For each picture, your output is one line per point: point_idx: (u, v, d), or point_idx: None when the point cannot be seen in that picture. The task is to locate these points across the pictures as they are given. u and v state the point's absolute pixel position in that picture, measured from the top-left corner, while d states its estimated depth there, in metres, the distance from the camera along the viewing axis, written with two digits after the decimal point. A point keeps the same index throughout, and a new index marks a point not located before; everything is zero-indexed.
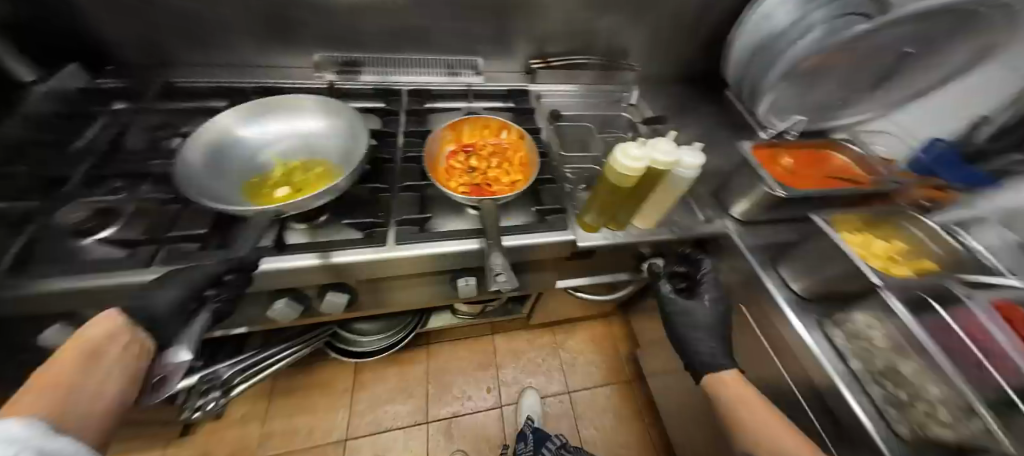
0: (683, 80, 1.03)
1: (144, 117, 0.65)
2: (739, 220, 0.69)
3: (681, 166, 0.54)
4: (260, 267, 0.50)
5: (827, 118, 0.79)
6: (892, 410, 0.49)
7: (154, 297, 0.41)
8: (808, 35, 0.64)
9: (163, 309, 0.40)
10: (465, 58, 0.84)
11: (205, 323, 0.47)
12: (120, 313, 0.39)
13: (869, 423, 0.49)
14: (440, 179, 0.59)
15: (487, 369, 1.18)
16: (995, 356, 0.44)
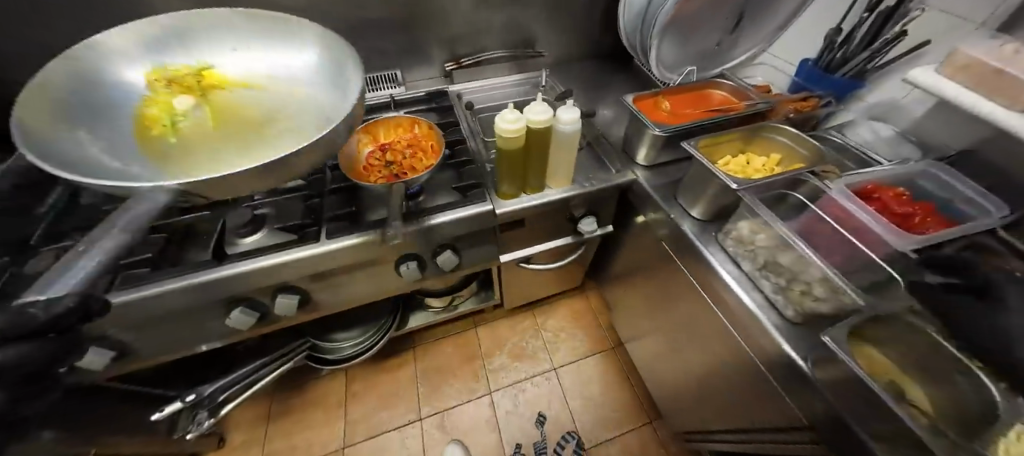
0: (594, 56, 1.11)
1: None
2: (645, 166, 0.76)
3: (561, 122, 0.62)
4: (188, 279, 0.57)
5: (715, 62, 0.88)
6: (780, 298, 0.53)
7: None
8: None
9: None
10: (384, 73, 0.93)
11: None
12: None
13: (761, 314, 0.54)
14: (360, 176, 0.66)
15: (472, 361, 1.21)
16: (861, 232, 0.46)
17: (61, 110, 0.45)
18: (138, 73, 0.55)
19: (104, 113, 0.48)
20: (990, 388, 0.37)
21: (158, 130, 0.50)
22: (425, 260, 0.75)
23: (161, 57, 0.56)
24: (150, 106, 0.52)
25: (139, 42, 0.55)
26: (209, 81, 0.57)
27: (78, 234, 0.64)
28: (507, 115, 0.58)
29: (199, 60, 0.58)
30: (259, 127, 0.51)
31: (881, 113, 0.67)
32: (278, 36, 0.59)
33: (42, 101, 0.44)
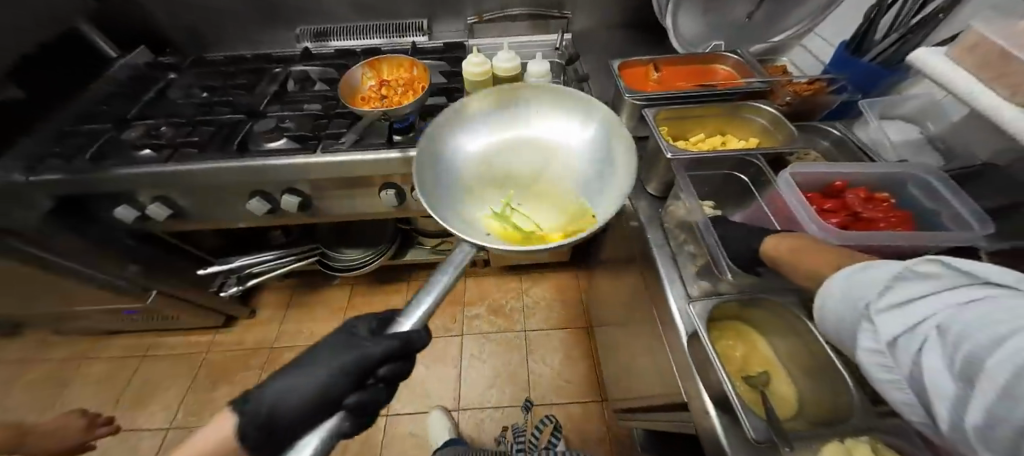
0: (625, 25, 1.06)
1: (182, 79, 0.94)
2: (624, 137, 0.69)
3: (531, 75, 0.64)
4: (210, 163, 0.73)
5: (742, 38, 0.78)
6: (687, 275, 0.48)
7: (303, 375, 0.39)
8: None
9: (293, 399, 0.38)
10: (413, 22, 1.01)
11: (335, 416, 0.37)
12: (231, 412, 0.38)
13: (667, 288, 0.48)
14: (356, 104, 0.76)
15: (455, 304, 1.32)
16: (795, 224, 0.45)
17: (434, 182, 0.46)
18: (485, 129, 0.54)
19: (461, 181, 0.48)
20: (849, 385, 0.36)
21: (509, 213, 0.46)
22: (403, 191, 0.83)
23: (492, 119, 0.55)
24: (492, 178, 0.50)
25: (485, 111, 0.55)
26: (534, 145, 0.54)
27: (159, 118, 0.84)
28: (472, 59, 0.61)
29: (521, 121, 0.55)
30: (541, 197, 0.49)
31: (914, 113, 0.56)
32: (550, 115, 0.56)
33: (422, 168, 0.46)
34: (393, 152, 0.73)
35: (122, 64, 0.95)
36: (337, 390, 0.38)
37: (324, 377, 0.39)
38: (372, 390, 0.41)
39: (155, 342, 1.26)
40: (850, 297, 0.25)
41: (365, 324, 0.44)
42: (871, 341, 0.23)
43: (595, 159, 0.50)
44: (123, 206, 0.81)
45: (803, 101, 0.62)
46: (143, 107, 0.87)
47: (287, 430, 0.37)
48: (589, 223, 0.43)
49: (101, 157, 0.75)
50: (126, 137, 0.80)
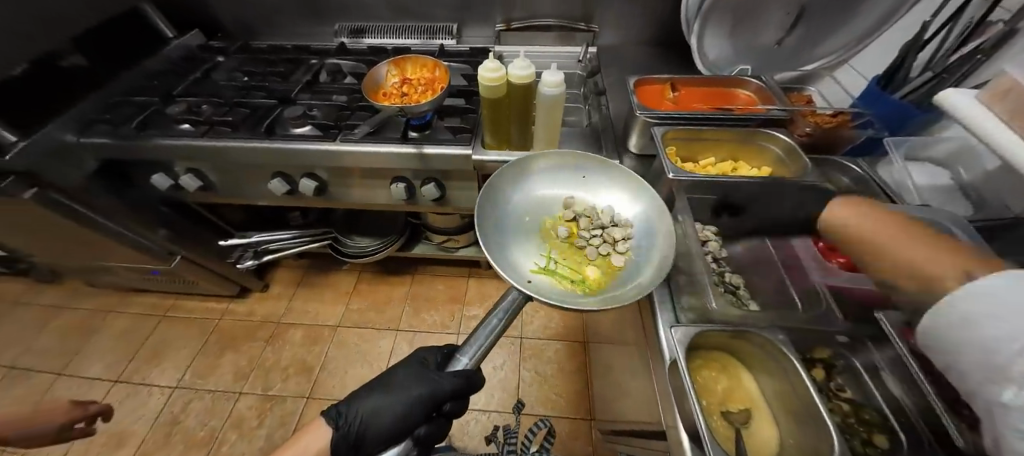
0: (652, 44, 1.05)
1: (227, 63, 1.01)
2: (635, 153, 0.68)
3: (545, 85, 0.64)
4: (238, 143, 0.78)
5: (770, 65, 0.76)
6: (678, 300, 0.47)
7: (376, 406, 0.45)
8: None
9: (376, 428, 0.44)
10: (445, 25, 1.05)
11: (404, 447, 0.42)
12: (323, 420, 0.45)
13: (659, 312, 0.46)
14: (376, 98, 0.80)
15: (455, 302, 1.33)
16: None
17: (492, 227, 0.52)
18: (542, 184, 0.60)
19: (513, 232, 0.54)
20: (829, 433, 0.33)
21: (552, 265, 0.51)
22: (413, 185, 0.85)
23: (551, 176, 0.61)
24: (541, 228, 0.56)
25: (546, 166, 0.60)
26: (581, 203, 0.58)
27: (199, 97, 0.90)
28: (489, 65, 0.63)
29: (575, 181, 0.60)
30: (586, 258, 0.52)
31: (947, 155, 0.53)
32: (599, 180, 0.59)
33: (482, 214, 0.52)
34: (407, 149, 0.76)
35: (175, 43, 1.02)
36: (414, 420, 0.45)
37: (405, 404, 0.45)
38: (437, 422, 0.49)
39: (175, 304, 1.34)
40: (1021, 315, 0.19)
41: (432, 358, 0.51)
42: (1020, 381, 0.18)
43: (640, 229, 0.53)
44: (160, 174, 0.87)
45: (825, 132, 0.59)
46: (188, 86, 0.93)
47: (369, 450, 0.44)
48: (623, 291, 0.46)
49: (145, 129, 0.81)
50: (169, 112, 0.86)
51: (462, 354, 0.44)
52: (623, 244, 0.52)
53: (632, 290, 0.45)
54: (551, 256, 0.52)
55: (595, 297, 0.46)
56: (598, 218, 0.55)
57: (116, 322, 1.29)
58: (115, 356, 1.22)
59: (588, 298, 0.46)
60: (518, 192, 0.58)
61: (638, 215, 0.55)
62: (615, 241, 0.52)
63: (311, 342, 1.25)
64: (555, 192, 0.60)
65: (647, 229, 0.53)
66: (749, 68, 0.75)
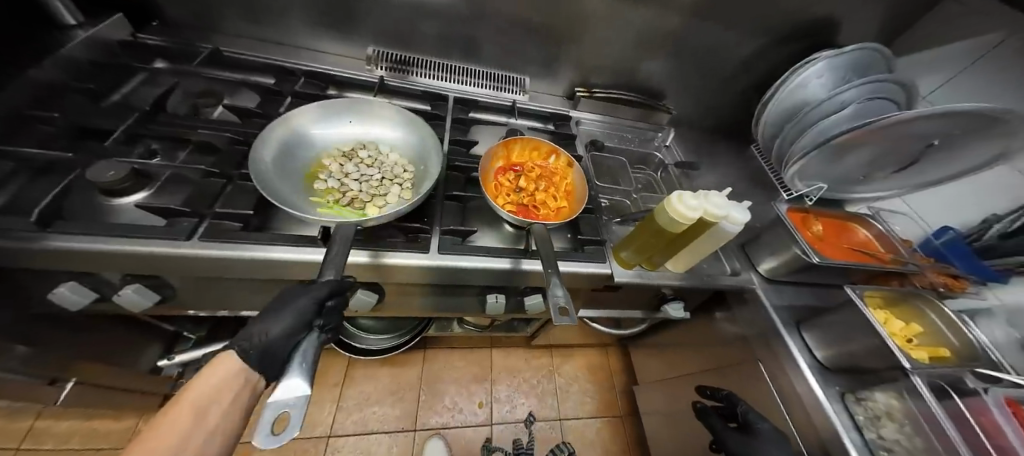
0: (707, 128, 1.09)
1: (191, 82, 0.68)
2: (766, 277, 0.72)
3: (727, 220, 0.56)
4: (293, 257, 0.51)
5: (846, 191, 0.81)
6: None
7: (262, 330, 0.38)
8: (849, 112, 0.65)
9: (276, 339, 0.38)
10: (513, 77, 0.90)
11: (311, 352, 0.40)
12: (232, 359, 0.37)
13: None
14: (490, 194, 0.60)
15: (481, 382, 1.13)
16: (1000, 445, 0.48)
17: (287, 175, 0.53)
18: (311, 121, 0.60)
19: (312, 172, 0.57)
20: None
21: (346, 202, 0.55)
22: (511, 294, 0.68)
23: (320, 114, 0.61)
24: (318, 165, 0.58)
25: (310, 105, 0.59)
26: (360, 136, 0.63)
27: (157, 146, 0.59)
28: (692, 203, 0.54)
29: (349, 119, 0.63)
30: (376, 167, 0.60)
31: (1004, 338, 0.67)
32: (395, 120, 0.64)
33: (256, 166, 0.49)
34: (516, 263, 0.59)
35: (82, 36, 0.61)
36: (310, 336, 0.40)
37: (253, 344, 0.37)
38: (331, 316, 0.42)
39: (42, 428, 0.83)
40: None
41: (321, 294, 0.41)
42: None
43: (382, 142, 0.63)
44: (70, 283, 0.48)
45: (944, 292, 0.68)
46: (129, 120, 0.58)
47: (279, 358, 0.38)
48: (411, 190, 0.58)
49: (49, 217, 0.45)
50: (95, 177, 0.50)
51: (325, 273, 0.43)
52: (390, 184, 0.58)
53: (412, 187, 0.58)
54: (349, 192, 0.56)
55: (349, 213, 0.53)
56: (377, 158, 0.61)
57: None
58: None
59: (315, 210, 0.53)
60: (304, 133, 0.59)
61: (395, 131, 0.64)
62: (367, 178, 0.58)
63: None
64: (317, 120, 0.60)
65: (390, 137, 0.64)
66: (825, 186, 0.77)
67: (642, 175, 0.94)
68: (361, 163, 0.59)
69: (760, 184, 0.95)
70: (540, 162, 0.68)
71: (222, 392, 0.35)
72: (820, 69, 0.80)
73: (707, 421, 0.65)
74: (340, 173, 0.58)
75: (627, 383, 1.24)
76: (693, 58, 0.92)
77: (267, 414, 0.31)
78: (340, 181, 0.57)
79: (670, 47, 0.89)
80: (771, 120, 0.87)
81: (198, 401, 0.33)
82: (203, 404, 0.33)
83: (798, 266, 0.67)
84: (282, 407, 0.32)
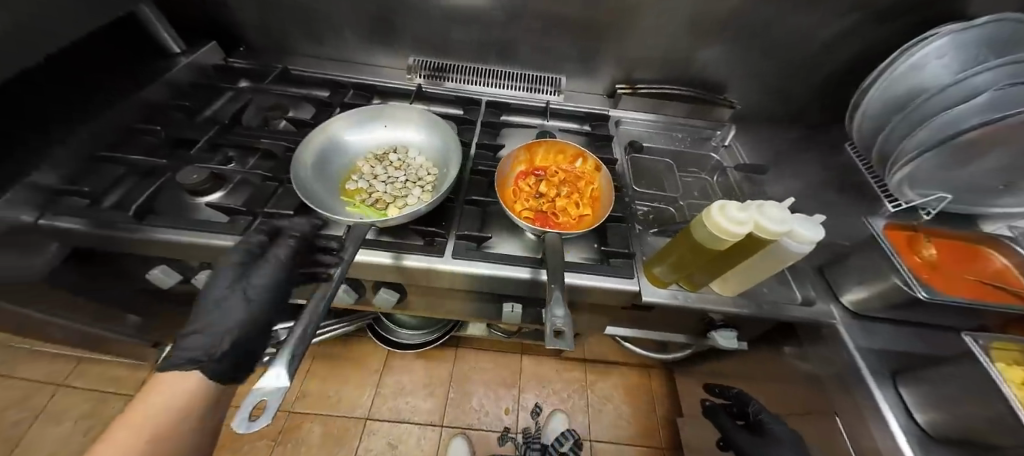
0: (782, 126, 0.93)
1: (262, 98, 0.78)
2: (847, 308, 0.58)
3: (791, 237, 0.46)
4: None
5: (975, 201, 0.65)
6: None
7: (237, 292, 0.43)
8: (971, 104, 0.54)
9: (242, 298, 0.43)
10: (549, 77, 0.87)
11: (309, 327, 0.35)
12: (196, 373, 0.37)
13: None
14: (506, 200, 0.59)
15: (510, 388, 1.11)
16: None
17: (322, 176, 0.57)
18: (350, 126, 0.64)
19: (346, 173, 0.60)
20: None
21: (372, 203, 0.57)
22: (529, 305, 0.65)
23: (357, 120, 0.64)
24: (351, 167, 0.61)
25: (349, 112, 0.63)
26: (392, 140, 0.66)
27: (231, 153, 0.69)
28: (737, 215, 0.44)
29: (382, 124, 0.66)
30: (403, 170, 0.62)
31: None
32: (425, 125, 0.65)
33: (296, 167, 0.54)
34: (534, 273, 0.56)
35: (183, 62, 0.75)
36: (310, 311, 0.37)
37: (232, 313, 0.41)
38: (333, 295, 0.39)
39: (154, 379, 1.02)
40: None
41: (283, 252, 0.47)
42: None
43: (412, 146, 0.65)
44: (161, 267, 0.60)
45: None
46: (211, 131, 0.69)
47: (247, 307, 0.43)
48: (433, 194, 0.58)
49: (145, 212, 0.56)
50: (182, 180, 0.60)
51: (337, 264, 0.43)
52: (413, 187, 0.60)
53: (434, 190, 0.59)
54: (376, 194, 0.58)
55: (373, 213, 0.56)
56: (405, 161, 0.63)
57: (67, 404, 0.95)
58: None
59: (344, 210, 0.56)
60: (343, 136, 0.63)
61: (424, 136, 0.66)
62: (393, 180, 0.60)
63: (332, 444, 0.98)
64: (354, 126, 0.64)
65: (419, 142, 0.66)
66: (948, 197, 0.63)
67: (693, 180, 0.83)
68: (390, 167, 0.62)
69: (849, 192, 0.77)
70: (567, 166, 0.64)
71: (187, 404, 0.35)
72: (943, 46, 0.63)
73: (718, 419, 0.71)
74: (370, 174, 0.61)
75: (670, 411, 1.12)
76: (762, 44, 0.79)
77: (250, 400, 0.29)
78: (369, 183, 0.60)
79: (732, 33, 0.77)
80: (871, 110, 0.70)
81: (162, 405, 0.33)
82: (166, 407, 0.33)
83: (894, 301, 0.51)
84: (259, 396, 0.29)
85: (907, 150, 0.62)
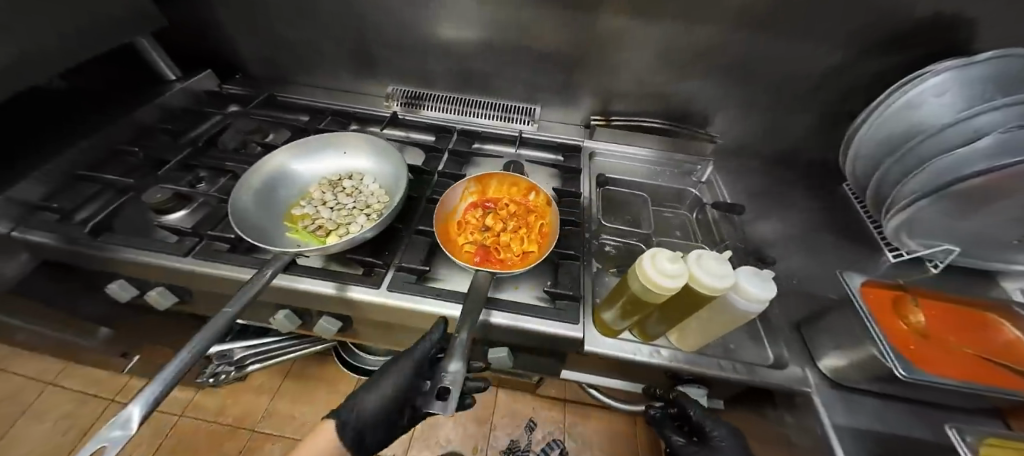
0: (775, 161, 0.86)
1: (244, 122, 0.82)
2: (826, 375, 0.51)
3: (738, 292, 0.42)
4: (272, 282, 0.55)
5: (984, 254, 0.57)
6: None
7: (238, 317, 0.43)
8: (972, 149, 0.47)
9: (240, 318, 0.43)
10: (523, 106, 0.86)
11: (181, 364, 0.35)
12: None
13: None
14: (451, 233, 0.57)
15: (481, 424, 1.05)
16: None
17: (270, 202, 0.59)
18: (309, 154, 0.66)
19: (297, 199, 0.62)
20: None
21: (314, 229, 0.57)
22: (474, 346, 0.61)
23: (317, 148, 0.66)
24: (304, 193, 0.63)
25: (308, 140, 0.66)
26: (350, 167, 0.67)
27: (204, 174, 0.72)
28: (668, 267, 0.41)
29: (342, 152, 0.67)
30: (352, 197, 0.62)
31: None
32: (380, 152, 0.66)
33: (240, 194, 0.55)
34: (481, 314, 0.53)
35: (178, 88, 0.82)
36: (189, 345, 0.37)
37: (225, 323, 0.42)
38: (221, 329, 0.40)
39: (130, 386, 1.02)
40: None
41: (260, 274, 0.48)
42: None
43: (368, 173, 0.66)
44: (120, 283, 0.60)
45: None
46: (187, 153, 0.72)
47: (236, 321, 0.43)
48: (375, 221, 0.57)
49: (104, 230, 0.58)
50: (148, 199, 0.62)
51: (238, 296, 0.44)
52: (358, 214, 0.59)
53: (376, 218, 0.58)
54: (320, 220, 0.58)
55: (312, 240, 0.56)
56: (357, 188, 0.63)
57: (45, 407, 0.98)
58: (42, 454, 0.91)
59: (285, 236, 0.56)
60: (300, 164, 0.65)
61: (380, 163, 0.66)
62: (340, 207, 0.60)
63: None
64: (313, 153, 0.66)
65: (375, 168, 0.66)
66: (955, 250, 0.57)
67: (670, 215, 0.78)
68: (340, 193, 0.62)
69: (846, 237, 0.70)
70: (519, 198, 0.63)
71: None
72: (943, 84, 0.55)
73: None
74: (320, 201, 0.61)
75: None
76: (743, 78, 0.75)
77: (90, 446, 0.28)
78: (317, 209, 0.60)
79: (710, 67, 0.74)
80: (865, 148, 0.64)
81: None
82: None
83: (877, 373, 0.45)
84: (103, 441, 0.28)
85: (902, 195, 0.55)
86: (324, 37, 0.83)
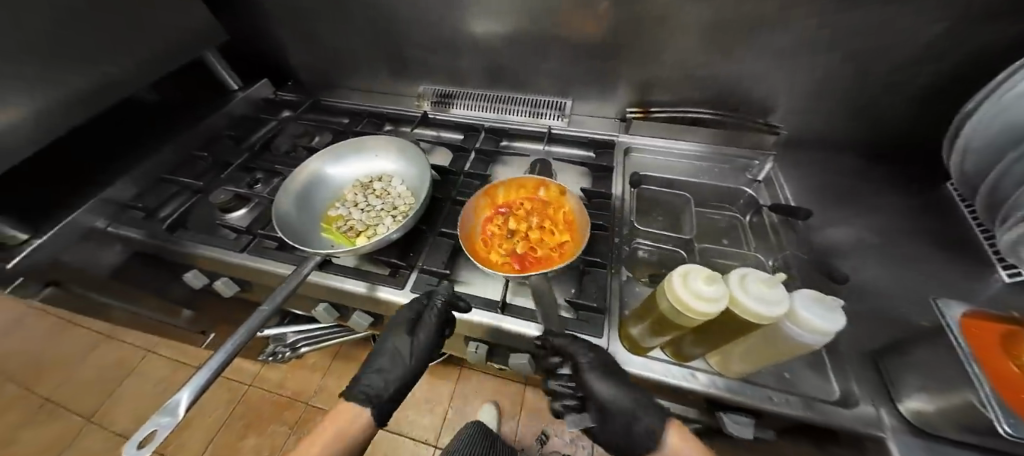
0: (855, 153, 0.73)
1: (294, 126, 0.89)
2: (905, 420, 0.42)
3: (790, 318, 0.36)
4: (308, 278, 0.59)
5: None
6: None
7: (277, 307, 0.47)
8: None
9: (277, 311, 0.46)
10: (554, 101, 0.82)
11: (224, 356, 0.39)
12: None
13: None
14: (480, 254, 0.54)
15: (509, 418, 1.07)
16: None
17: (308, 204, 0.63)
18: (344, 158, 0.70)
19: (332, 201, 0.66)
20: None
21: (346, 230, 0.60)
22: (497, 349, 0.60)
23: (351, 151, 0.70)
24: (339, 195, 0.67)
25: (343, 144, 0.69)
26: (381, 169, 0.69)
27: (260, 176, 0.80)
28: (704, 289, 0.36)
29: (373, 154, 0.70)
30: (380, 198, 0.64)
31: None
32: (408, 154, 0.67)
33: (282, 197, 0.60)
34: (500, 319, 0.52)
35: (240, 97, 0.91)
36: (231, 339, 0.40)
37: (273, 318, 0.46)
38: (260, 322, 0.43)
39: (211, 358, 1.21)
40: None
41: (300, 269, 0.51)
42: None
43: (397, 174, 0.68)
44: (195, 272, 0.66)
45: None
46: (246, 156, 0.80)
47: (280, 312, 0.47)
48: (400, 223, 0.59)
49: (179, 226, 0.67)
50: (214, 199, 0.69)
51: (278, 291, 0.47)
52: (385, 216, 0.61)
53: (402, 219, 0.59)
54: (352, 221, 0.61)
55: (343, 240, 0.59)
56: (385, 190, 0.65)
57: (153, 367, 1.20)
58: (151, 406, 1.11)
59: (321, 236, 0.60)
60: (336, 167, 0.69)
61: (407, 164, 0.67)
62: (370, 209, 0.63)
63: None
64: (348, 157, 0.70)
65: (403, 170, 0.68)
66: None
67: (717, 217, 0.70)
68: (370, 195, 0.65)
69: (947, 248, 0.57)
70: (540, 194, 0.62)
71: None
72: None
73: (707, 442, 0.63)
74: (352, 203, 0.65)
75: None
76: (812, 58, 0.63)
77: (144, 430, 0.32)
78: (350, 211, 0.63)
79: (769, 47, 0.64)
80: (980, 139, 0.51)
81: None
82: None
83: (970, 423, 0.37)
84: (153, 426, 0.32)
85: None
86: (361, 42, 0.86)
